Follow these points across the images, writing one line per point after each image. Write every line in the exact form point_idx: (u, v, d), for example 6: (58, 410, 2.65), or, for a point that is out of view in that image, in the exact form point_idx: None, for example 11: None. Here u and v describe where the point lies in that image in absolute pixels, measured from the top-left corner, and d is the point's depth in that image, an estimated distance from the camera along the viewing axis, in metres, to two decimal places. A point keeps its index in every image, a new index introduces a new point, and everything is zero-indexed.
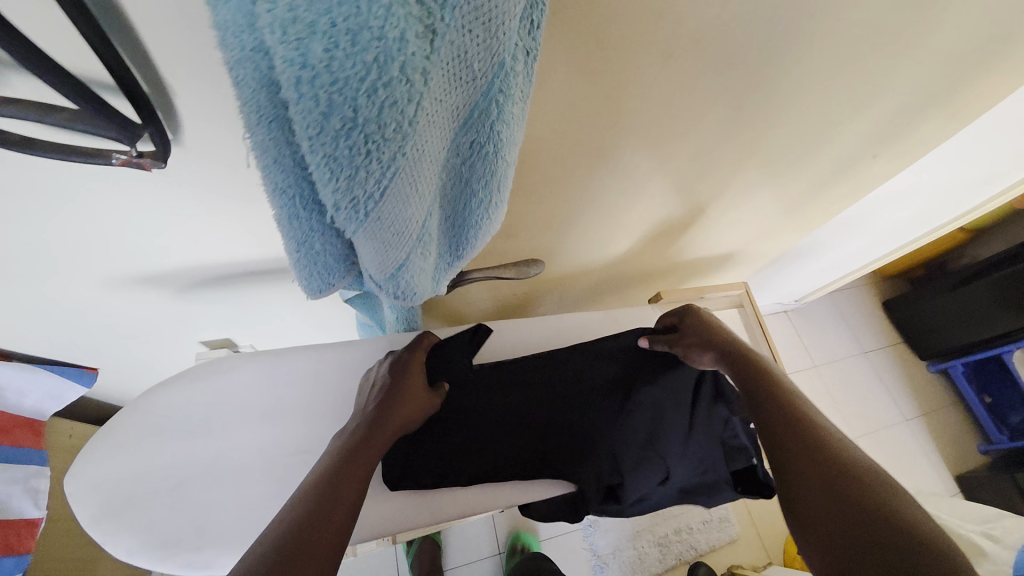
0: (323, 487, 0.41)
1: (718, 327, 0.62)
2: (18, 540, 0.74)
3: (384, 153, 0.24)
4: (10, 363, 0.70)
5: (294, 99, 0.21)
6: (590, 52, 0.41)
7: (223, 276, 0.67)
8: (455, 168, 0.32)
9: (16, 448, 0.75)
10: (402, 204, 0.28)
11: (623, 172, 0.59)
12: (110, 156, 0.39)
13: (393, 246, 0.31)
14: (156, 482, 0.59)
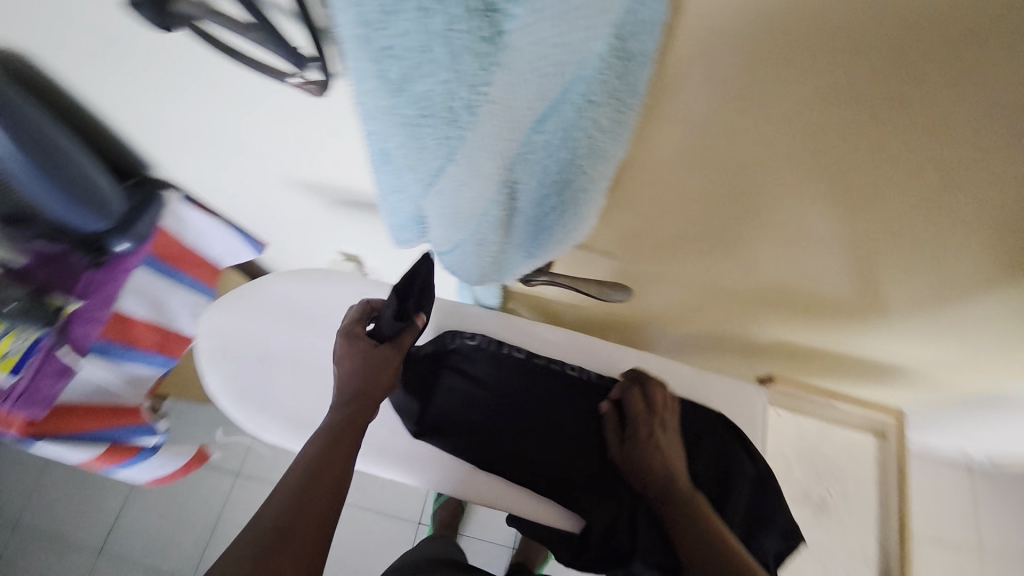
0: (307, 481, 0.47)
1: (659, 436, 0.59)
2: (169, 344, 0.96)
3: (438, 125, 0.24)
4: (216, 220, 0.93)
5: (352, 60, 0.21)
6: (764, 73, 0.33)
7: (358, 199, 0.76)
8: (534, 171, 0.30)
9: (196, 281, 0.98)
10: (461, 185, 0.28)
11: (777, 227, 0.48)
12: (287, 77, 0.45)
13: (454, 221, 0.32)
14: (252, 347, 0.72)
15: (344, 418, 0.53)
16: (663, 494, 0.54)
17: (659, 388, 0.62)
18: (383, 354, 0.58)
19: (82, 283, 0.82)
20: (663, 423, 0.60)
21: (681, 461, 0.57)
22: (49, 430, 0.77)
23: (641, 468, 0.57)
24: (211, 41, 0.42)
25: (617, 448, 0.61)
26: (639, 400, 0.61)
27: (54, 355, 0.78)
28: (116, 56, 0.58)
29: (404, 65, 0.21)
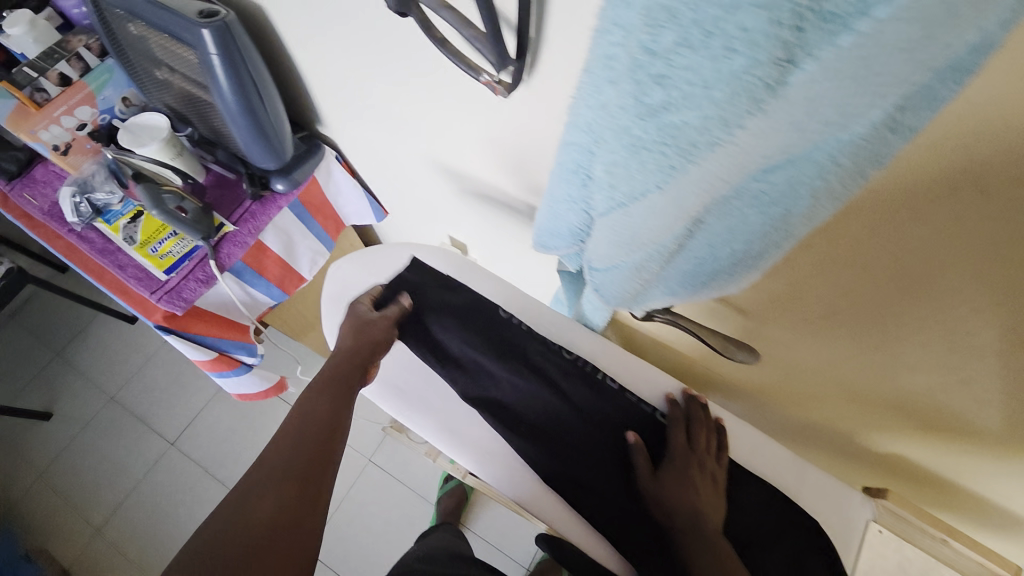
0: (297, 441, 0.57)
1: (696, 476, 0.57)
2: (285, 280, 1.05)
3: (671, 153, 0.26)
4: (354, 183, 1.06)
5: (623, 78, 0.24)
6: (985, 182, 0.30)
7: (496, 191, 0.81)
8: (729, 215, 0.30)
9: (324, 231, 1.10)
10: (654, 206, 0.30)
11: (937, 342, 0.44)
12: (480, 74, 0.51)
13: (625, 234, 0.34)
14: None
15: (324, 399, 0.61)
16: (688, 533, 0.54)
17: (704, 430, 0.59)
18: (361, 316, 0.66)
19: (240, 209, 0.92)
20: (702, 468, 0.57)
21: (717, 508, 0.56)
22: (177, 326, 0.86)
23: (666, 501, 0.56)
24: (432, 32, 0.49)
25: (644, 471, 0.59)
26: (679, 438, 0.59)
27: (204, 264, 0.88)
28: (341, 27, 0.69)
29: (669, 87, 0.23)
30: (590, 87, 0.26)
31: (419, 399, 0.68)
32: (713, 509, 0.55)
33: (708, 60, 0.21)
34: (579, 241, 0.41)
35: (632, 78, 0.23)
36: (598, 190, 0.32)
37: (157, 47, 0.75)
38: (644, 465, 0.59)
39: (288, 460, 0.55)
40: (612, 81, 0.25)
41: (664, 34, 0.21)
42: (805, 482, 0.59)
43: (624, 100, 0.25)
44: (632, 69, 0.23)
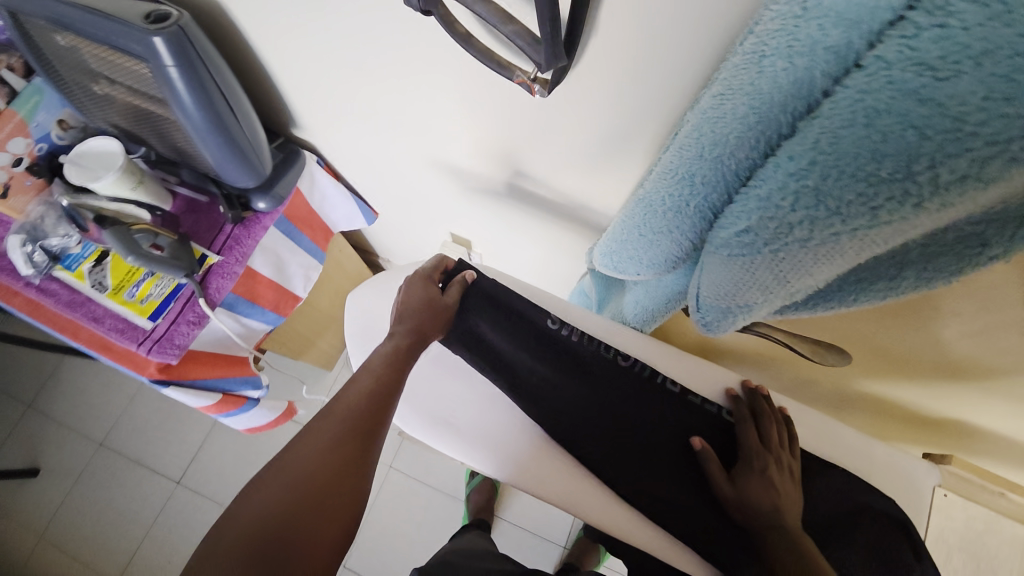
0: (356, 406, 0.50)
1: (774, 473, 0.54)
2: (282, 304, 0.97)
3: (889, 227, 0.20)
4: (341, 188, 0.97)
5: (850, 123, 0.18)
6: None
7: (510, 188, 0.74)
8: (903, 269, 0.26)
9: (314, 244, 1.01)
10: (810, 262, 0.24)
11: (996, 321, 0.44)
12: (514, 73, 0.43)
13: (748, 285, 0.28)
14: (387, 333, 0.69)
15: (379, 366, 0.54)
16: (772, 535, 0.53)
17: (774, 423, 0.57)
18: (423, 277, 0.61)
19: (222, 236, 0.82)
20: (780, 464, 0.55)
21: (797, 503, 0.54)
22: (176, 376, 0.78)
23: (748, 503, 0.54)
24: (456, 29, 0.41)
25: (717, 474, 0.57)
26: (750, 436, 0.57)
27: (193, 302, 0.79)
28: (318, 19, 0.59)
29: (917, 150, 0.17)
30: (770, 124, 0.21)
31: (470, 431, 0.64)
32: (793, 506, 0.53)
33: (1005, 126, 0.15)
34: (671, 266, 0.36)
35: (853, 128, 0.18)
36: (731, 239, 0.27)
37: (89, 56, 0.63)
38: (718, 470, 0.57)
39: (333, 429, 0.48)
40: (812, 126, 0.20)
41: (942, 86, 0.16)
42: (872, 458, 0.59)
43: (826, 153, 0.19)
44: (858, 118, 0.18)
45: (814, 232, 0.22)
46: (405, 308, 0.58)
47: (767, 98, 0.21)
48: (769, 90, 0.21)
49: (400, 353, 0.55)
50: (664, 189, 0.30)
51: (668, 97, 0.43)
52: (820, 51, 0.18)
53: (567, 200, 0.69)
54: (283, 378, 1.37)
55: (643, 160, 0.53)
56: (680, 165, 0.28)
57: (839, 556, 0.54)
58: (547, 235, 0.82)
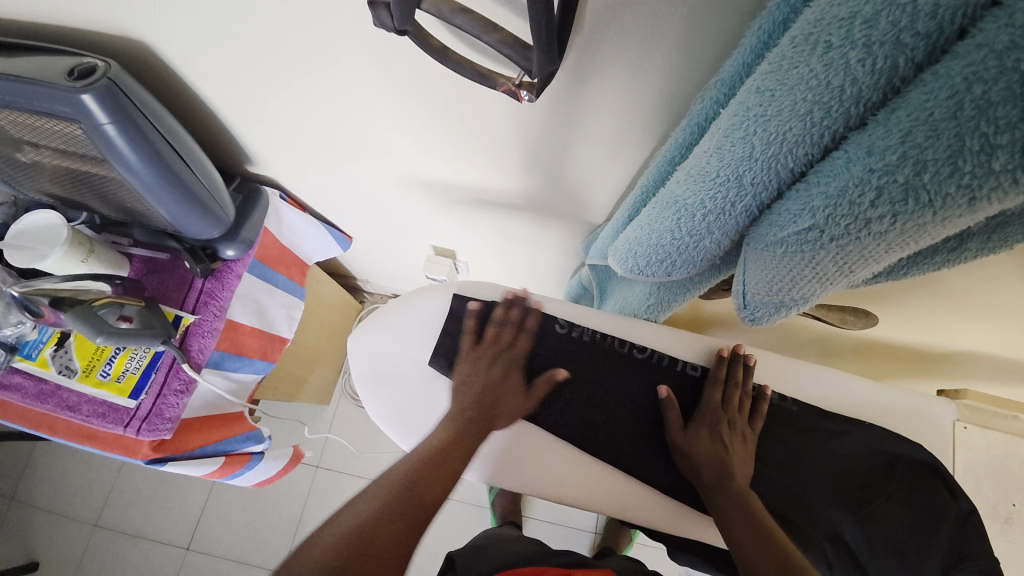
0: (415, 477, 0.48)
1: (727, 433, 0.55)
2: (269, 349, 0.92)
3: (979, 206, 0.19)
4: (308, 218, 0.92)
5: (954, 114, 0.17)
6: None
7: (491, 197, 0.72)
8: (965, 237, 0.25)
9: (290, 281, 0.95)
10: (881, 252, 0.23)
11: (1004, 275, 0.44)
12: (499, 82, 0.40)
13: (807, 280, 0.27)
14: (412, 368, 0.60)
15: (441, 442, 0.52)
16: (716, 488, 0.53)
17: (738, 386, 0.57)
18: (477, 353, 0.58)
19: (193, 293, 0.77)
20: (733, 426, 0.56)
21: (744, 462, 0.55)
22: (173, 451, 0.73)
23: (694, 457, 0.55)
24: (431, 44, 0.37)
25: (672, 433, 0.57)
26: (715, 394, 0.57)
27: (178, 370, 0.73)
28: (262, 49, 0.54)
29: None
30: (842, 112, 0.21)
31: None
32: (739, 462, 0.54)
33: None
34: (706, 263, 0.35)
35: (956, 120, 0.17)
36: (790, 237, 0.25)
37: (6, 122, 0.56)
38: (675, 427, 0.57)
39: (384, 491, 0.47)
40: (897, 115, 0.19)
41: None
42: (895, 407, 0.60)
43: (918, 147, 0.18)
44: (961, 109, 0.16)
45: (896, 227, 0.21)
46: (473, 391, 0.55)
47: (840, 92, 0.20)
48: (839, 80, 0.20)
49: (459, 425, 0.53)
50: (703, 193, 0.28)
51: (661, 84, 0.41)
52: (906, 38, 0.17)
53: (554, 200, 0.67)
54: (279, 422, 1.31)
55: (634, 152, 0.51)
56: (724, 168, 0.26)
57: (880, 509, 0.56)
58: (534, 236, 0.80)
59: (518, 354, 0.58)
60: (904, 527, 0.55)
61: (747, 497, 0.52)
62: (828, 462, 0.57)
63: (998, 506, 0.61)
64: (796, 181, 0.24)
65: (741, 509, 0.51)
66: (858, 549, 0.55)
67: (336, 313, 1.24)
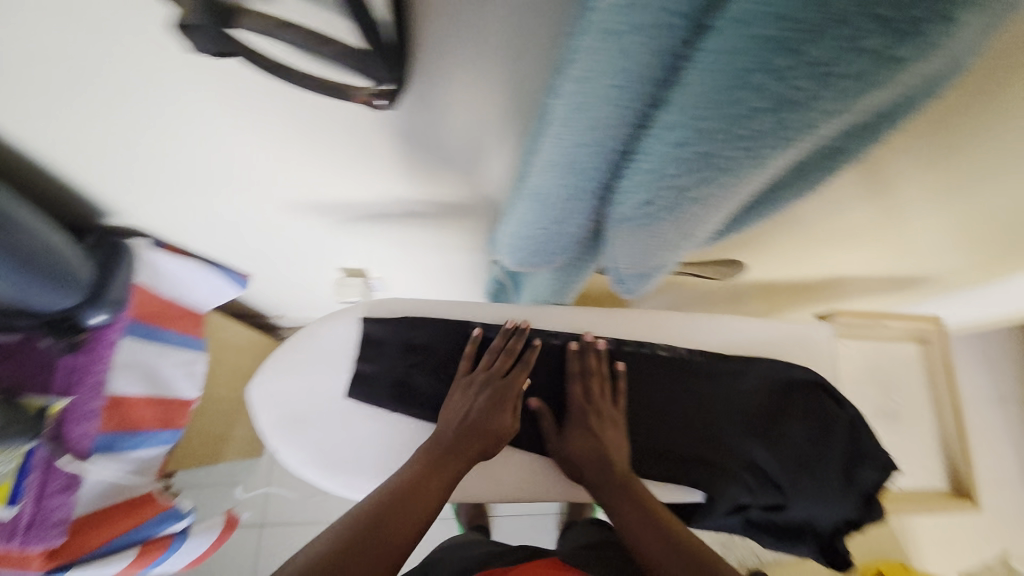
0: (379, 509, 0.45)
1: (594, 427, 0.57)
2: (174, 415, 0.84)
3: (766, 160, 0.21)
4: (191, 261, 0.83)
5: (719, 87, 0.18)
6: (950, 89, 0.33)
7: (384, 210, 0.70)
8: (777, 181, 0.27)
9: (184, 334, 0.87)
10: (707, 209, 0.25)
11: (848, 209, 0.51)
12: (352, 93, 0.39)
13: (661, 243, 0.29)
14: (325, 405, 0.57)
15: (417, 474, 0.49)
16: (601, 484, 0.55)
17: (595, 375, 0.60)
18: (470, 379, 0.57)
19: (59, 374, 0.69)
20: (600, 415, 0.58)
21: (620, 446, 0.57)
22: (76, 555, 0.64)
23: (573, 457, 0.56)
24: (265, 62, 0.35)
25: (550, 439, 0.59)
26: (576, 389, 0.59)
27: (54, 467, 0.64)
28: (78, 90, 0.47)
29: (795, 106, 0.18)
30: (640, 92, 0.21)
31: (377, 464, 0.56)
32: (614, 451, 0.56)
33: (872, 68, 0.16)
34: (584, 244, 0.36)
35: (723, 90, 0.18)
36: (632, 211, 0.27)
37: None
38: (549, 425, 0.59)
39: (346, 523, 0.43)
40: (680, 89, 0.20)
41: (800, 36, 0.15)
42: (784, 337, 0.67)
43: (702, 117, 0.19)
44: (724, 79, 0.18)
45: (708, 186, 0.23)
46: (456, 417, 0.54)
47: (632, 74, 0.21)
48: (628, 64, 0.20)
49: (433, 457, 0.51)
50: (553, 182, 0.29)
51: (516, 78, 0.41)
52: (670, 17, 0.18)
53: (448, 202, 0.66)
54: (210, 488, 1.19)
55: (510, 146, 0.51)
56: (562, 156, 0.27)
57: (786, 431, 0.62)
58: (438, 240, 0.79)
59: (514, 382, 0.57)
60: (806, 443, 0.62)
61: (631, 487, 0.53)
62: (734, 400, 0.63)
63: (882, 408, 0.70)
64: (624, 159, 0.25)
65: (626, 499, 0.52)
66: (770, 470, 0.61)
67: (250, 357, 1.15)
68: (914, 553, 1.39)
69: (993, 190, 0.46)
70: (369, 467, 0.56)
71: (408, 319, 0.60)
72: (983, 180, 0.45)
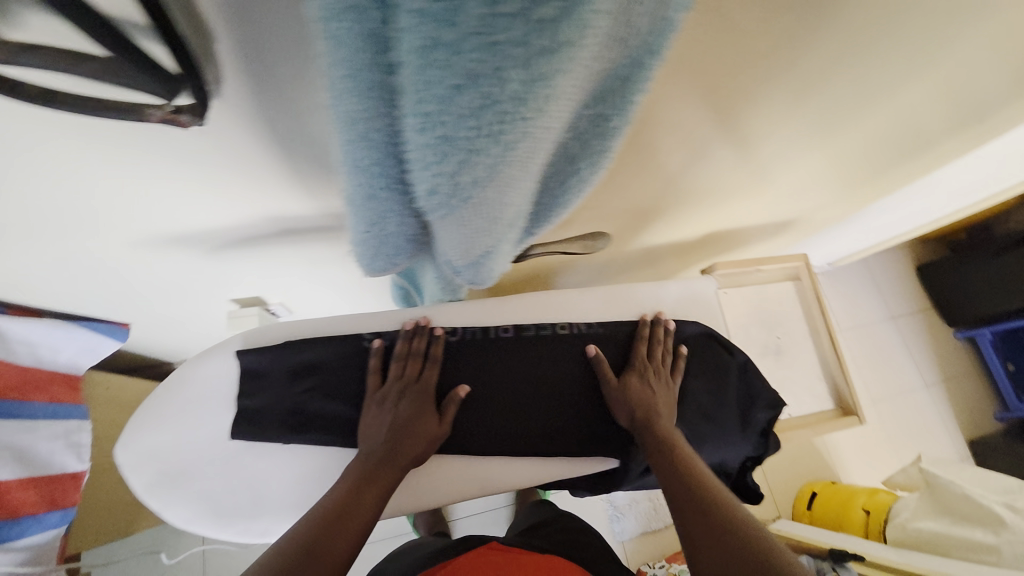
0: (311, 534, 0.42)
1: (656, 381, 0.60)
2: (63, 493, 0.76)
3: (510, 135, 0.20)
4: (42, 321, 0.72)
5: (417, 69, 0.17)
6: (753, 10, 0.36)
7: (254, 234, 0.65)
8: (565, 150, 0.27)
9: (54, 402, 0.77)
10: (492, 191, 0.24)
11: (697, 146, 0.54)
12: (144, 113, 0.34)
13: (474, 229, 0.28)
14: (206, 455, 0.53)
15: (348, 491, 0.47)
16: (645, 428, 0.56)
17: (660, 342, 0.64)
18: (383, 392, 0.54)
19: None
20: (658, 372, 0.61)
21: (669, 402, 0.59)
22: None
23: (627, 401, 0.58)
24: (19, 89, 0.31)
25: (607, 389, 0.60)
26: (641, 349, 0.62)
27: None
28: None
29: (494, 84, 0.18)
30: (373, 79, 0.20)
31: (277, 504, 0.54)
32: (665, 403, 0.58)
33: (536, 36, 0.16)
34: (422, 243, 0.35)
35: (420, 71, 0.17)
36: (428, 201, 0.26)
37: None
38: (608, 375, 0.61)
39: (275, 553, 0.40)
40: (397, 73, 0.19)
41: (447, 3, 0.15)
42: (674, 296, 0.70)
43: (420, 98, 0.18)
44: (414, 58, 0.17)
45: (471, 167, 0.22)
46: (379, 433, 0.52)
47: (354, 63, 0.19)
48: (344, 53, 0.19)
49: (364, 473, 0.49)
50: (350, 183, 0.27)
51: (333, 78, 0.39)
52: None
53: (320, 216, 0.63)
54: (129, 563, 1.08)
55: None
56: (343, 156, 0.25)
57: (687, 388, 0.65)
58: (326, 255, 0.75)
59: (430, 387, 0.55)
60: (705, 395, 0.65)
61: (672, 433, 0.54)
62: None
63: (768, 342, 0.74)
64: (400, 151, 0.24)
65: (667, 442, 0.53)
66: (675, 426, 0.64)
67: None
68: (839, 467, 1.54)
69: (825, 96, 0.50)
70: (267, 510, 0.54)
71: (287, 342, 0.55)
72: (821, 94, 0.50)
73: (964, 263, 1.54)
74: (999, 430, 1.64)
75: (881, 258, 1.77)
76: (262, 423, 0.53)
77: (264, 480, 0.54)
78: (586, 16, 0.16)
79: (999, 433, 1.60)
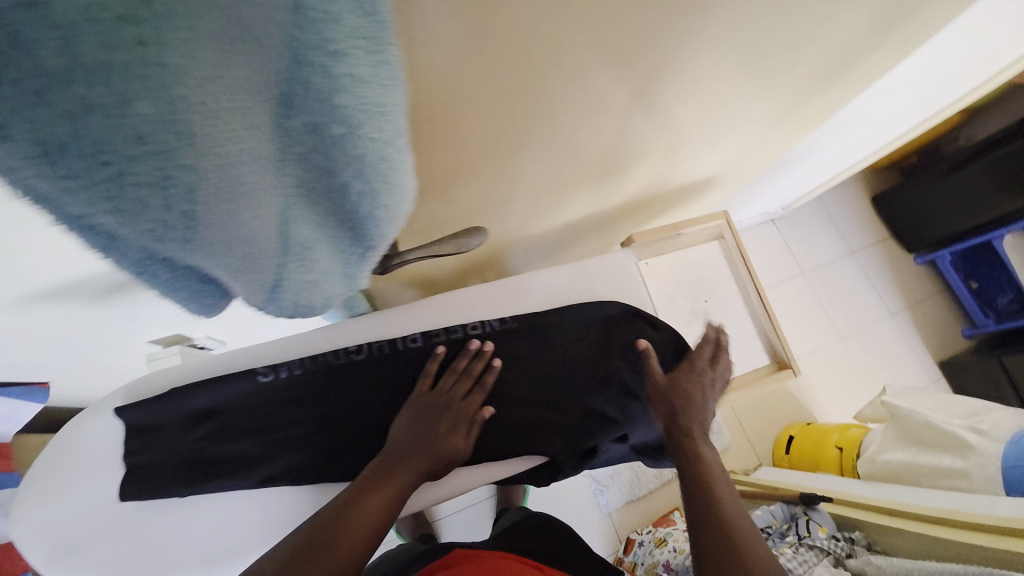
0: (304, 540, 0.39)
1: (702, 376, 0.57)
2: None
3: (147, 177, 0.17)
4: None
5: None
6: None
7: None
8: (307, 159, 0.23)
9: None
10: (216, 232, 0.21)
11: (589, 110, 0.52)
12: None
13: (245, 270, 0.25)
14: (103, 517, 0.53)
15: (358, 491, 0.45)
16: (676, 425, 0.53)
17: (714, 350, 0.61)
18: (428, 398, 0.55)
19: None
20: (701, 372, 0.58)
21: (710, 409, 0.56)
22: None
23: (665, 396, 0.55)
24: None
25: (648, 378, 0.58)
26: (698, 354, 0.60)
27: None
28: None
29: (36, 128, 0.14)
30: None
31: (189, 553, 0.54)
32: (707, 405, 0.55)
33: (26, 74, 0.13)
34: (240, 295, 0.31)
35: None
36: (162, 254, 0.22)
37: None
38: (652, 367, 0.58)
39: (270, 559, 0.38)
40: None
41: None
42: (592, 276, 0.68)
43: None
44: None
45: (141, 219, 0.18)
46: (409, 440, 0.51)
47: None
48: None
49: (385, 475, 0.47)
50: None
51: None
52: None
53: None
54: None
55: None
56: None
57: (612, 369, 0.63)
58: None
59: (473, 406, 0.55)
60: (631, 374, 0.64)
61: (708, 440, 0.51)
62: (558, 356, 0.62)
63: (695, 308, 0.73)
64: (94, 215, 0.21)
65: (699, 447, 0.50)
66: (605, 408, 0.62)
67: None
68: (815, 407, 1.55)
69: (737, 31, 0.49)
70: (176, 561, 0.54)
71: (173, 389, 0.53)
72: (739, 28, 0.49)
73: (914, 188, 1.54)
74: (969, 347, 1.65)
75: (835, 193, 1.76)
76: (158, 477, 0.52)
77: (171, 532, 0.54)
78: (71, 34, 0.13)
79: (968, 350, 1.62)
